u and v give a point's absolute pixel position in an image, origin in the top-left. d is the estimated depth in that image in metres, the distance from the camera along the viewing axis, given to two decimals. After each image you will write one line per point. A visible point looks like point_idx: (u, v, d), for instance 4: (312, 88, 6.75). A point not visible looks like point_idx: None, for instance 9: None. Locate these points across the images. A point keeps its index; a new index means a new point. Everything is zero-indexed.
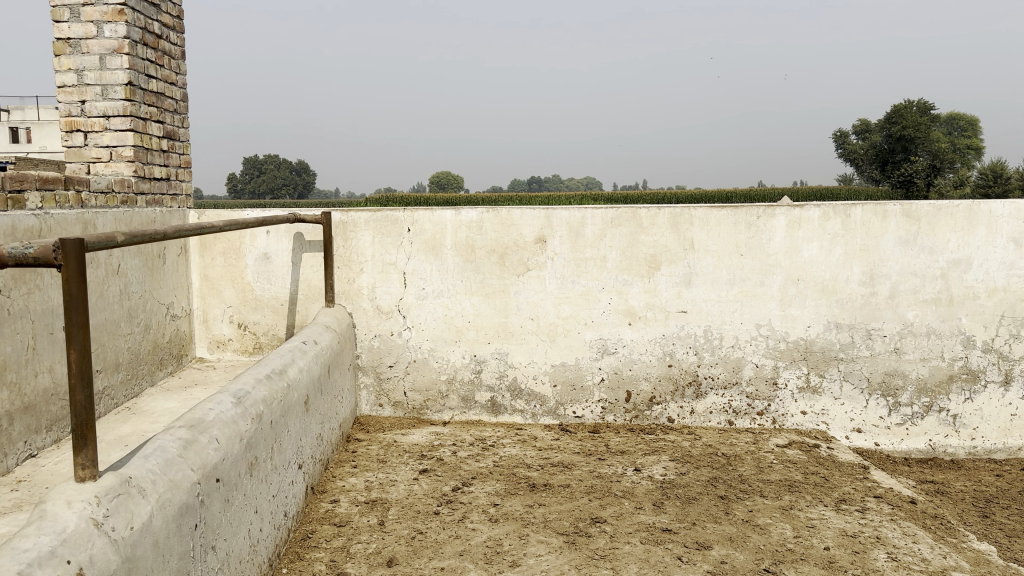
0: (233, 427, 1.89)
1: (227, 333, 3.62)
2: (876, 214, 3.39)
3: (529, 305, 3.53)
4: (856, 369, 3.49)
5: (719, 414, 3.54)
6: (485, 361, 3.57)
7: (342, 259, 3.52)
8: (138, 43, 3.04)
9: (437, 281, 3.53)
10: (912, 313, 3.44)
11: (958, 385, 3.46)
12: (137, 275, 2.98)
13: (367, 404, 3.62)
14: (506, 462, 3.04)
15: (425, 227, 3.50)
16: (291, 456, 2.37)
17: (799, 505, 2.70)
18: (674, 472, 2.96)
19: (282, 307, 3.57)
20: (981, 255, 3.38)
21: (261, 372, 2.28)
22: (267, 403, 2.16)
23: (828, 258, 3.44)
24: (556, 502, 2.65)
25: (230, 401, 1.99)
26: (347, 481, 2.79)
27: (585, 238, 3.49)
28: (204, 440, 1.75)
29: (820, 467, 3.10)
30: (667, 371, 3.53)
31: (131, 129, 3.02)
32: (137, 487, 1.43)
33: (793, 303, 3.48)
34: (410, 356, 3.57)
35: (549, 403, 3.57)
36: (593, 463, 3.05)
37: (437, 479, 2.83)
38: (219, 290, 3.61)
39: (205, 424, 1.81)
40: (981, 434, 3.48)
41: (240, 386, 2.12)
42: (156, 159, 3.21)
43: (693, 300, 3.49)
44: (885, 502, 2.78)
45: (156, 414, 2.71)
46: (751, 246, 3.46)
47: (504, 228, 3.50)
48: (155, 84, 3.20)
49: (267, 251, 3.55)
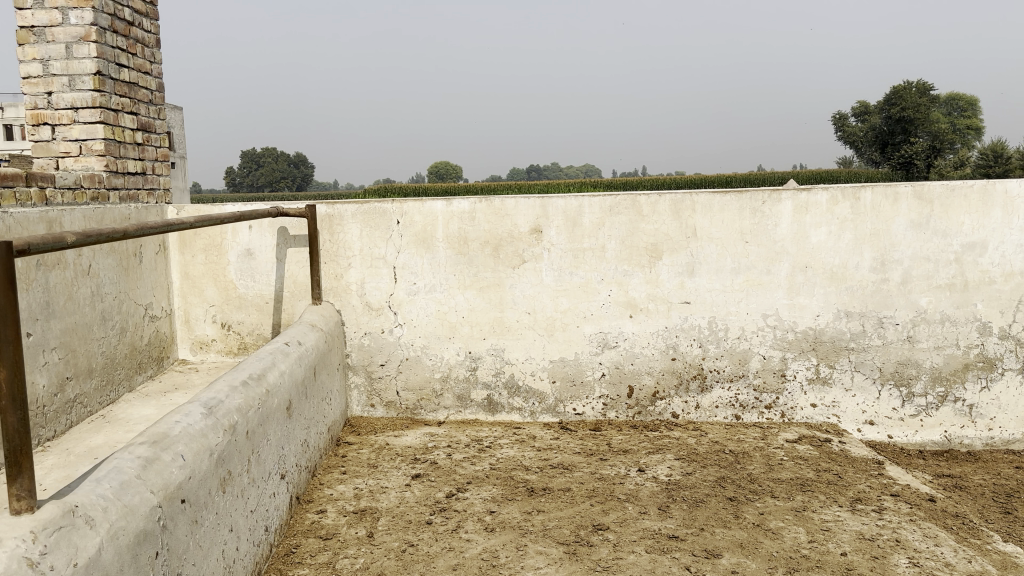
0: (202, 441, 1.75)
1: (210, 333, 3.47)
2: (886, 197, 3.23)
3: (525, 299, 3.38)
4: (867, 359, 3.34)
5: (726, 409, 3.40)
6: (481, 358, 3.42)
7: (329, 254, 3.38)
8: (107, 31, 2.88)
9: (429, 275, 3.38)
10: (926, 299, 3.29)
11: (974, 373, 3.31)
12: (111, 275, 2.83)
13: (359, 405, 3.48)
14: (503, 465, 2.89)
15: (415, 219, 3.35)
16: (272, 467, 2.22)
17: (813, 506, 2.55)
18: (680, 473, 2.81)
19: (268, 305, 3.42)
20: (996, 238, 3.22)
21: (236, 379, 2.14)
22: (242, 412, 2.01)
23: (837, 244, 3.28)
24: (556, 508, 2.51)
25: (200, 413, 1.85)
26: (335, 489, 2.64)
27: (582, 227, 3.33)
28: (167, 458, 1.61)
29: (832, 464, 2.96)
30: (670, 364, 3.38)
31: (101, 121, 2.86)
32: (84, 517, 1.29)
33: (801, 292, 3.33)
34: (402, 354, 3.42)
35: (548, 400, 3.43)
36: (594, 464, 2.91)
37: (431, 485, 2.68)
38: (200, 289, 3.46)
39: (169, 440, 1.67)
40: (999, 425, 3.33)
41: (213, 394, 1.99)
42: (130, 152, 3.06)
43: (697, 290, 3.34)
44: (903, 501, 2.63)
45: (131, 422, 2.57)
46: (756, 232, 3.30)
47: (497, 219, 3.34)
48: (127, 73, 3.04)
49: (250, 246, 3.40)
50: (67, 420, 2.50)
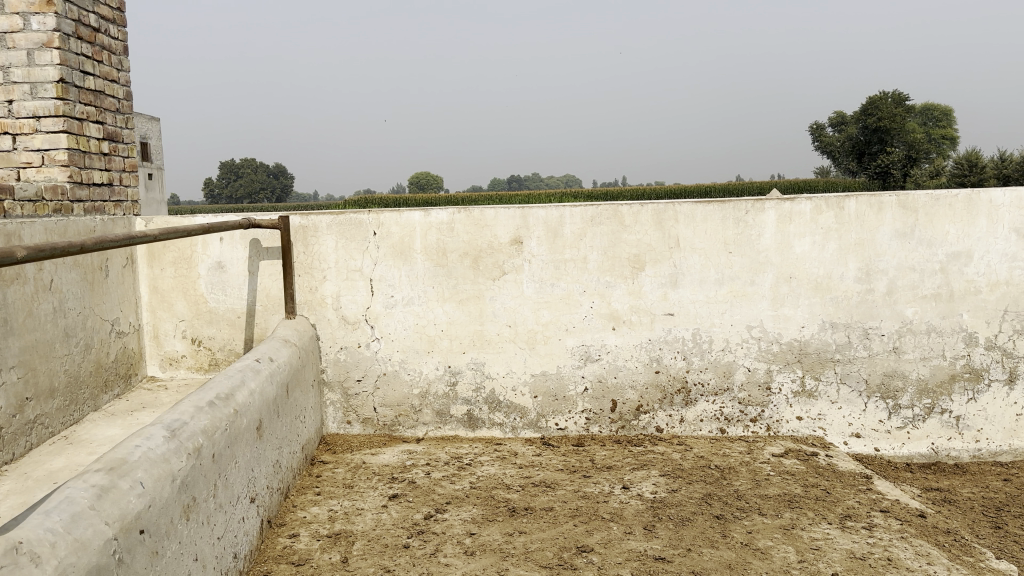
0: (163, 467, 1.66)
1: (180, 349, 3.36)
2: (871, 206, 3.19)
3: (505, 311, 3.31)
4: (853, 371, 3.29)
5: (711, 422, 3.32)
6: (460, 372, 3.33)
7: (303, 266, 3.28)
8: (70, 37, 2.78)
9: (406, 288, 3.29)
10: (911, 310, 3.25)
11: (960, 385, 3.27)
12: (74, 290, 2.72)
13: (335, 422, 3.37)
14: (484, 484, 2.80)
15: (392, 230, 3.27)
16: (241, 491, 2.12)
17: (802, 524, 2.49)
18: (665, 490, 2.74)
19: (239, 320, 3.32)
20: (982, 247, 3.19)
21: (202, 399, 2.04)
22: (208, 435, 1.92)
23: (821, 254, 3.24)
24: (538, 529, 2.42)
25: (162, 436, 1.76)
26: (309, 511, 2.54)
27: (564, 238, 3.27)
28: (125, 486, 1.51)
29: (820, 479, 2.89)
30: (654, 377, 3.31)
31: (65, 130, 2.76)
32: (29, 555, 1.19)
33: (786, 303, 3.27)
34: (379, 369, 3.33)
35: (530, 415, 3.34)
36: (577, 481, 2.83)
37: (409, 506, 2.59)
38: (169, 304, 3.35)
39: (128, 466, 1.57)
40: (986, 436, 3.29)
41: (176, 416, 1.89)
42: (95, 163, 2.96)
43: (680, 302, 3.28)
44: (894, 517, 2.57)
45: (94, 445, 2.46)
46: (740, 243, 3.25)
47: (476, 229, 3.26)
48: (93, 81, 2.94)
49: (221, 259, 3.30)
50: (26, 443, 2.39)
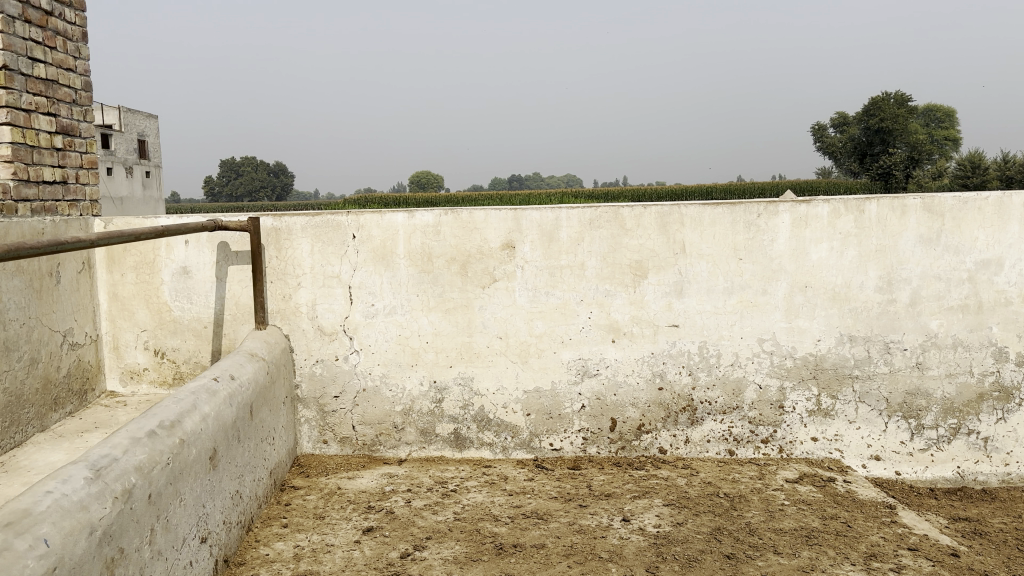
0: (78, 519, 1.39)
1: (142, 361, 3.10)
2: (893, 210, 2.93)
3: (495, 322, 3.05)
4: (873, 389, 3.03)
5: (718, 444, 3.06)
6: (447, 388, 3.07)
7: (277, 272, 3.03)
8: (16, 20, 2.52)
9: (389, 296, 3.04)
10: (936, 322, 2.99)
11: (989, 404, 3.01)
12: (17, 299, 2.46)
13: (310, 441, 3.12)
14: (469, 515, 2.54)
15: (373, 233, 3.01)
16: (187, 531, 1.86)
17: (822, 566, 2.22)
18: (670, 523, 2.47)
19: (206, 331, 3.06)
20: (1013, 254, 2.93)
21: (140, 430, 1.78)
22: (143, 472, 1.66)
23: (839, 261, 2.97)
24: (526, 571, 2.16)
25: (83, 478, 1.50)
26: (273, 548, 2.28)
27: (560, 243, 3.00)
28: (22, 546, 1.25)
29: (839, 510, 2.63)
30: (657, 395, 3.05)
31: (9, 123, 2.50)
32: None
33: (801, 314, 3.01)
34: (358, 384, 3.08)
35: (522, 435, 3.08)
36: (573, 512, 2.56)
37: (384, 542, 2.33)
38: (131, 312, 3.09)
39: (30, 521, 1.31)
40: (1016, 460, 3.02)
41: (105, 452, 1.64)
42: (45, 159, 2.70)
43: (686, 312, 3.02)
44: (923, 557, 2.31)
45: (31, 473, 2.21)
46: (751, 248, 2.99)
47: (465, 233, 3.01)
48: (44, 70, 2.68)
49: (187, 264, 3.04)
50: None
